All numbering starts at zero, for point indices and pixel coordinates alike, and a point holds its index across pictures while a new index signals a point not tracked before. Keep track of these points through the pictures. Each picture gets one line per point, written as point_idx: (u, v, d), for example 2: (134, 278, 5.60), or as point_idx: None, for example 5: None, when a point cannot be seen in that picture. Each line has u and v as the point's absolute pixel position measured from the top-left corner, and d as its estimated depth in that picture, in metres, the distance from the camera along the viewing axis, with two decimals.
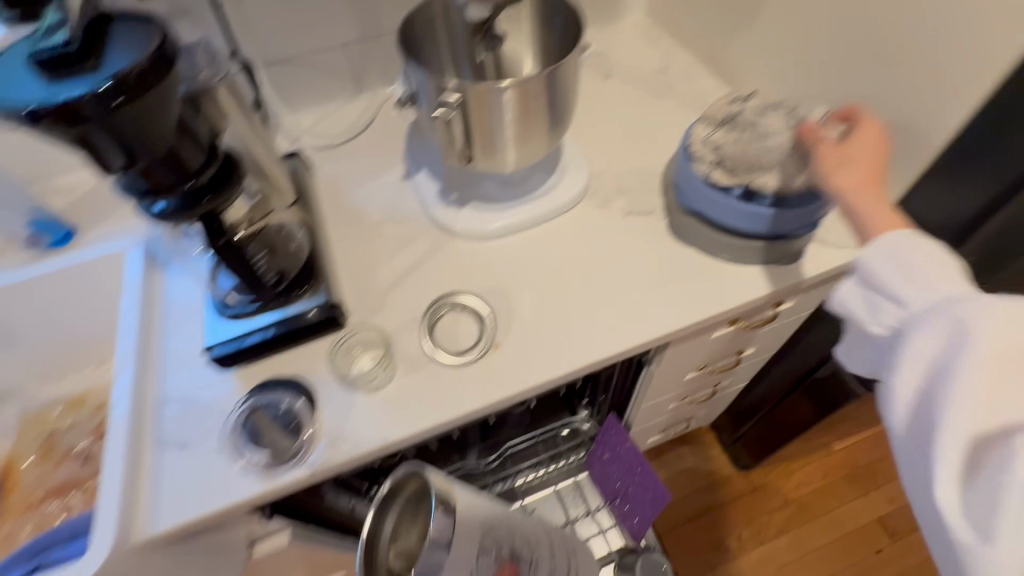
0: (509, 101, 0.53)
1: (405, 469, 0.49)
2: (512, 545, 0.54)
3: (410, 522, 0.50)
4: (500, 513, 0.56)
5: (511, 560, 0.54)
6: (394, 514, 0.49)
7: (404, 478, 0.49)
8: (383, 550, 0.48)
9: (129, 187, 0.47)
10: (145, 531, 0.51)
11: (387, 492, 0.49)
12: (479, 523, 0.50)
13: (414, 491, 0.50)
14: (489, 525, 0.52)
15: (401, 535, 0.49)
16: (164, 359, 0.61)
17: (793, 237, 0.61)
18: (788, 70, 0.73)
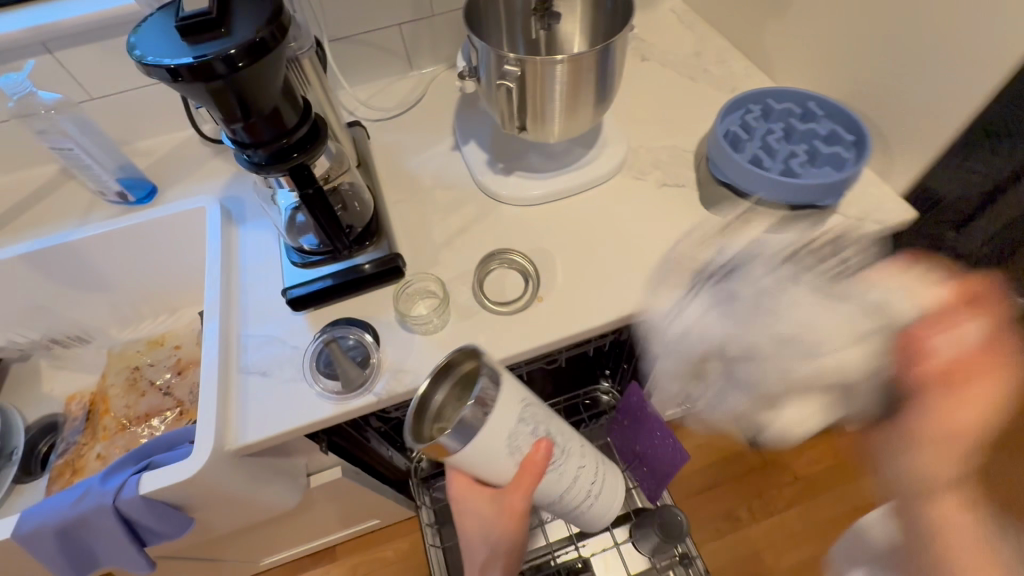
0: (562, 74, 0.58)
1: (460, 348, 0.53)
2: (551, 427, 0.55)
3: (455, 398, 0.55)
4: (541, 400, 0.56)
5: (548, 439, 0.54)
6: (444, 388, 0.54)
7: (460, 356, 0.53)
8: (430, 417, 0.53)
9: (236, 136, 0.53)
10: (237, 442, 0.58)
11: (441, 367, 0.53)
12: (520, 399, 0.52)
13: (467, 371, 0.55)
14: (528, 404, 0.52)
15: (446, 406, 0.54)
16: (244, 301, 0.69)
17: (817, 208, 0.66)
18: (818, 55, 0.77)
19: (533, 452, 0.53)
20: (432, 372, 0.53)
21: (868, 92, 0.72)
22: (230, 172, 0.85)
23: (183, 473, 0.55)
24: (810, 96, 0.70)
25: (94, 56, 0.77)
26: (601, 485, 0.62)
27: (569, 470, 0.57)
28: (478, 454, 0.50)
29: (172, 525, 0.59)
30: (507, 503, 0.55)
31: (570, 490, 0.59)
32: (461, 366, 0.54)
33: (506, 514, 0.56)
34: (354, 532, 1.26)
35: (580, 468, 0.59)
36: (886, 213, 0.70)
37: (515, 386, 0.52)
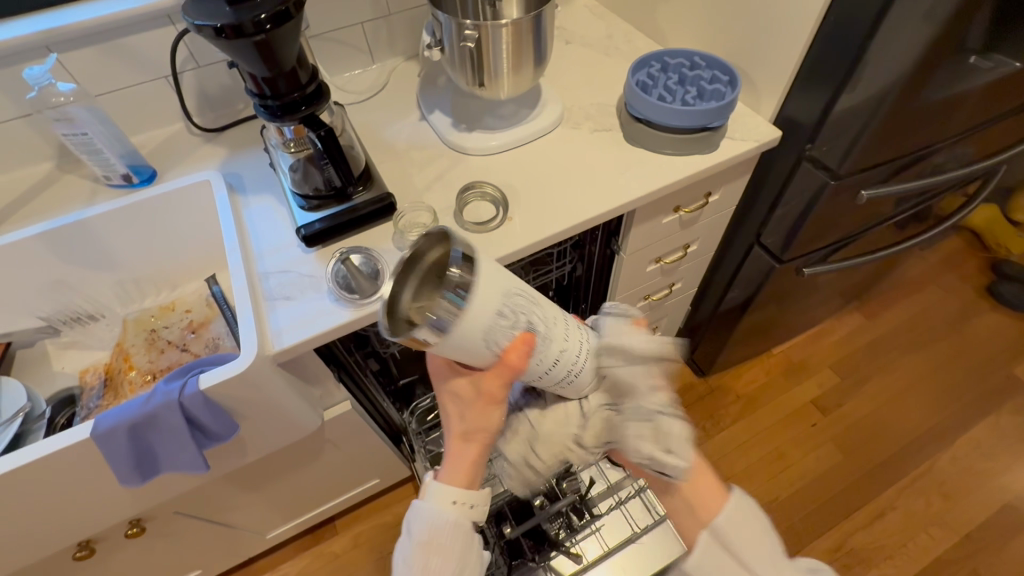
0: (507, 36, 0.76)
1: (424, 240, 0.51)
2: (532, 318, 0.53)
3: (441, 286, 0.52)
4: (529, 289, 0.54)
5: (527, 331, 0.53)
6: (412, 284, 0.51)
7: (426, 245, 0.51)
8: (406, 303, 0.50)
9: (260, 91, 0.68)
10: (273, 347, 0.70)
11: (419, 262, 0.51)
12: (501, 290, 0.50)
13: (436, 260, 0.52)
14: (511, 295, 0.51)
15: (426, 298, 0.51)
16: (257, 247, 0.81)
17: (709, 131, 0.87)
18: (699, 26, 1.01)
19: (512, 345, 0.53)
20: (399, 268, 0.50)
21: (736, 49, 0.96)
22: (224, 154, 0.96)
23: (233, 370, 0.65)
24: (695, 52, 0.91)
25: (94, 56, 0.87)
26: (584, 368, 0.58)
27: (551, 353, 0.55)
28: (466, 338, 0.50)
29: (221, 426, 0.69)
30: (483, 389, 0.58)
31: (554, 368, 0.56)
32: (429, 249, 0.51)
33: (481, 397, 0.59)
34: (354, 500, 1.34)
35: (563, 350, 0.56)
36: (760, 135, 0.93)
37: (495, 276, 0.50)
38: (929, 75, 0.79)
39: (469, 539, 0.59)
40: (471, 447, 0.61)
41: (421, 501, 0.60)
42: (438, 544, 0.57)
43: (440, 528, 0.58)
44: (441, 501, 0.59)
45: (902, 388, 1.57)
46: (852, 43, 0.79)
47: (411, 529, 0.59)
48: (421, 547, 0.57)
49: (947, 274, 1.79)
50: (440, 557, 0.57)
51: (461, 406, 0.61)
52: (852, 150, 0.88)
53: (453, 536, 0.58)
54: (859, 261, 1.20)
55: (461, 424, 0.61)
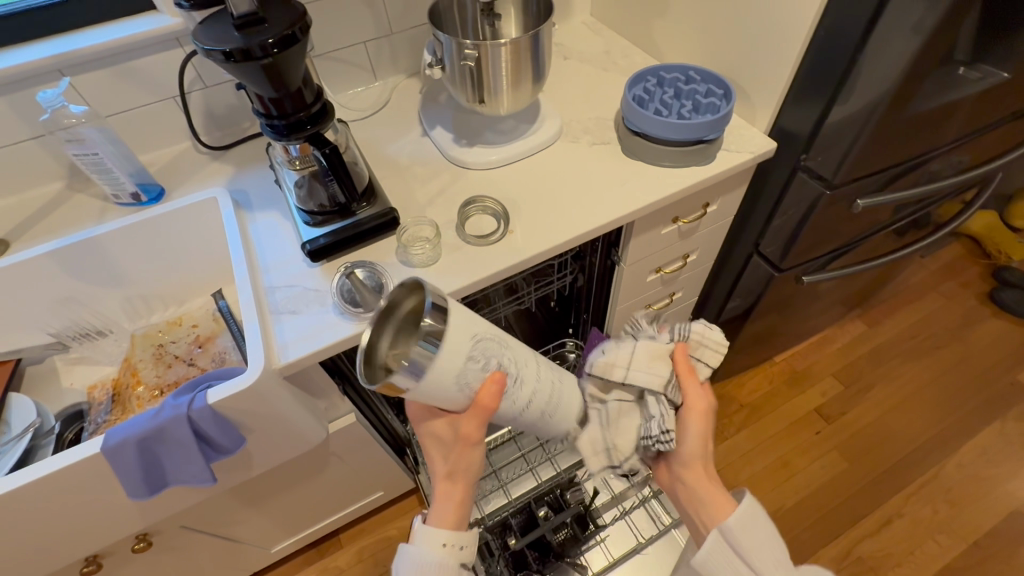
0: (506, 54, 0.78)
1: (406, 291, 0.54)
2: (502, 358, 0.56)
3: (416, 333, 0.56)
4: (499, 332, 0.58)
5: (499, 372, 0.56)
6: (389, 331, 0.55)
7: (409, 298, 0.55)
8: (381, 351, 0.55)
9: (267, 111, 0.70)
10: (279, 361, 0.71)
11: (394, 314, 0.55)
12: (469, 337, 0.53)
13: (411, 308, 0.56)
14: (480, 340, 0.54)
15: (402, 345, 0.55)
16: (263, 262, 0.83)
17: (705, 143, 0.89)
18: (693, 41, 1.03)
19: (485, 388, 0.56)
20: (376, 318, 0.54)
21: (730, 63, 0.98)
22: (230, 171, 0.98)
23: (241, 384, 0.66)
24: (690, 66, 0.94)
25: (106, 78, 0.90)
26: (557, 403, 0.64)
27: (523, 394, 0.59)
28: (439, 380, 0.52)
29: (229, 440, 0.70)
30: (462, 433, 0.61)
31: (525, 408, 0.60)
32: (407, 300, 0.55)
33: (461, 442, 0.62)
34: (358, 514, 1.34)
35: (535, 391, 0.60)
36: (755, 146, 0.95)
37: (463, 322, 0.53)
38: (920, 85, 0.81)
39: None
40: (455, 487, 0.66)
41: (406, 546, 0.65)
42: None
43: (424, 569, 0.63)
44: (425, 547, 0.64)
45: (905, 395, 1.57)
46: (843, 56, 0.81)
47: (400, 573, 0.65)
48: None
49: (947, 280, 1.80)
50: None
51: (445, 447, 0.66)
52: (845, 160, 0.90)
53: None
54: (861, 267, 1.21)
55: (446, 464, 0.66)
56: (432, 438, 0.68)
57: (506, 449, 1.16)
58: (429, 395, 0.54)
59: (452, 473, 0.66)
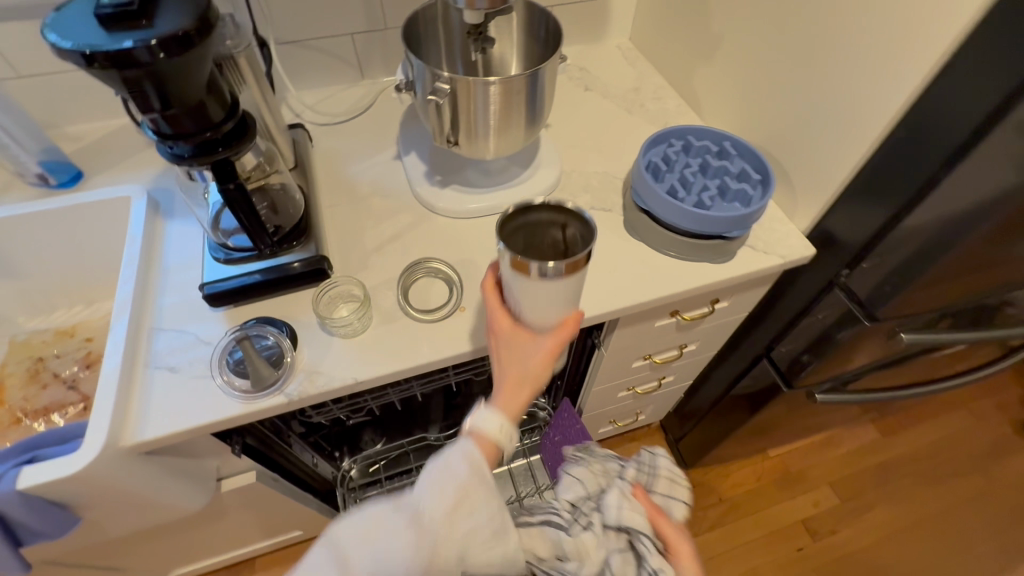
0: (492, 94, 0.62)
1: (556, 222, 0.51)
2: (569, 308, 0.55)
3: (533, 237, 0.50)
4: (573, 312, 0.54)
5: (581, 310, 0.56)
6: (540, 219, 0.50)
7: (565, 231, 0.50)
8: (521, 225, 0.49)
9: (157, 127, 0.53)
10: (133, 438, 0.57)
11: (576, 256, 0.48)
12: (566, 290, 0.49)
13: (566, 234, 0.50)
14: (562, 297, 0.50)
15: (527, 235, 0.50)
16: (160, 293, 0.68)
17: (725, 239, 0.71)
18: (739, 99, 0.84)
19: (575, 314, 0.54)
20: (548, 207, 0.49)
21: (778, 138, 0.79)
22: (162, 163, 0.83)
23: (66, 469, 0.53)
24: (726, 136, 0.75)
25: (24, 35, 0.75)
26: None
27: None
28: (537, 294, 0.49)
29: (51, 524, 0.58)
30: (548, 344, 0.53)
31: None
32: (577, 237, 0.49)
33: (544, 352, 0.53)
34: (274, 548, 1.21)
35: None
36: (789, 248, 0.77)
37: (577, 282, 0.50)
38: (1017, 212, 0.62)
39: (407, 554, 0.42)
40: (526, 390, 0.52)
41: (430, 469, 0.47)
42: (380, 543, 0.42)
43: (437, 506, 0.44)
44: (471, 454, 0.47)
45: (908, 526, 1.38)
46: (924, 167, 0.62)
47: (359, 520, 0.44)
48: (354, 548, 0.43)
49: (982, 398, 1.59)
50: (372, 563, 0.42)
51: (517, 353, 0.54)
52: (899, 288, 0.72)
53: (410, 538, 0.42)
54: (889, 396, 0.99)
55: (518, 367, 0.53)
56: (516, 354, 0.54)
57: None
58: (542, 290, 0.49)
59: (522, 379, 0.52)
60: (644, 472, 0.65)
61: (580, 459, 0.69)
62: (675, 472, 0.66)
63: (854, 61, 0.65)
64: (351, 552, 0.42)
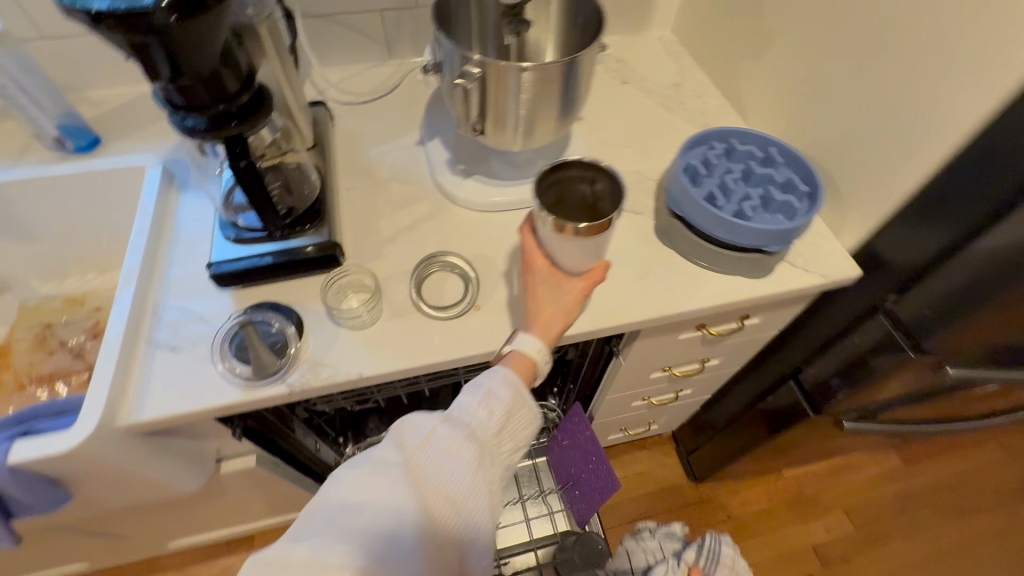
0: (524, 82, 0.57)
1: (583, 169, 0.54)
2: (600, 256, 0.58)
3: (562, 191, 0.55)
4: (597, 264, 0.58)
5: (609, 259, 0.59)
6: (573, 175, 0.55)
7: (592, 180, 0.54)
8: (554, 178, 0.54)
9: (170, 98, 0.50)
10: (128, 418, 0.55)
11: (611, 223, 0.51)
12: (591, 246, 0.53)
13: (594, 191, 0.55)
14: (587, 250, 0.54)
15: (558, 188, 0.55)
16: (167, 267, 0.66)
17: (764, 253, 0.66)
18: (789, 101, 0.78)
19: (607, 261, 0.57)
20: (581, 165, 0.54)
21: (829, 147, 0.73)
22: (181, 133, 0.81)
23: (59, 445, 0.52)
24: (773, 142, 0.70)
25: None
26: None
27: None
28: (566, 246, 0.53)
29: (43, 498, 0.57)
30: (580, 285, 0.56)
31: None
32: (605, 193, 0.54)
33: (576, 293, 0.56)
34: (274, 526, 1.21)
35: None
36: (831, 268, 0.71)
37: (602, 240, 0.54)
38: None
39: (468, 460, 0.46)
40: (558, 324, 0.55)
41: (470, 391, 0.51)
42: (440, 452, 0.46)
43: (486, 420, 0.49)
44: (511, 376, 0.52)
45: (925, 562, 1.32)
46: (996, 192, 0.56)
47: (414, 432, 0.47)
48: (415, 457, 0.46)
49: None
50: (434, 471, 0.45)
51: (551, 291, 0.56)
52: (950, 321, 0.65)
53: (469, 445, 0.47)
54: None
55: (551, 304, 0.56)
56: (552, 290, 0.56)
57: None
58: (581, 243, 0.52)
59: (555, 316, 0.55)
60: (703, 556, 0.86)
61: (642, 534, 0.96)
62: (735, 561, 0.86)
63: (926, 68, 0.59)
64: (413, 462, 0.45)
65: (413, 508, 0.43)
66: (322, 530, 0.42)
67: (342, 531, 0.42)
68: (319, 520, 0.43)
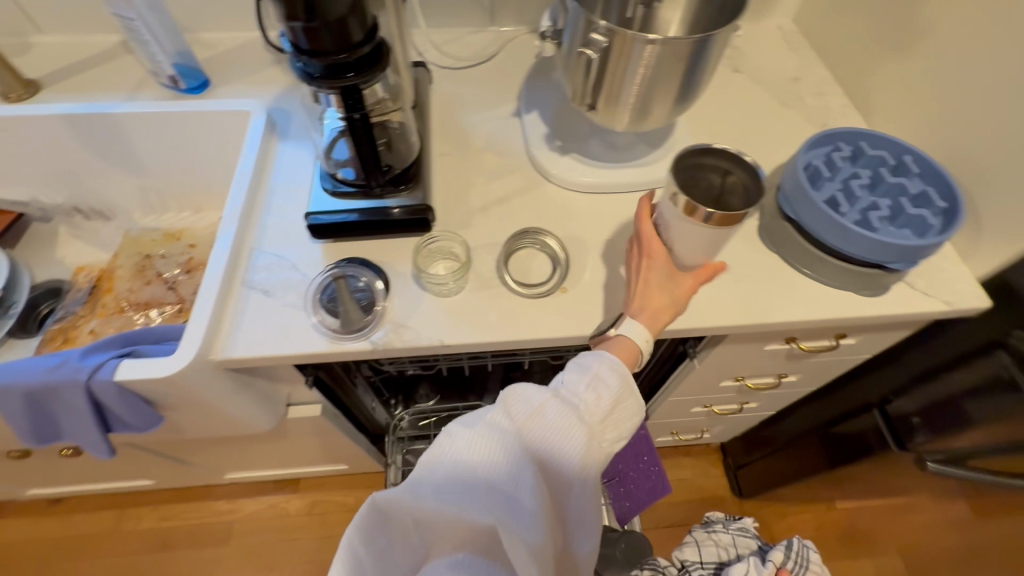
0: (649, 57, 0.54)
1: (755, 167, 0.50)
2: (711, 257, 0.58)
3: (697, 176, 0.53)
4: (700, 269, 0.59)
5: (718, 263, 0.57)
6: (714, 164, 0.52)
7: (751, 182, 0.51)
8: (694, 158, 0.52)
9: (296, 40, 0.50)
10: (221, 353, 0.57)
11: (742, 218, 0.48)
12: (711, 243, 0.52)
13: (730, 184, 0.52)
14: (701, 248, 0.53)
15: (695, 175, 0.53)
16: (265, 211, 0.67)
17: (882, 268, 0.60)
18: (927, 107, 0.71)
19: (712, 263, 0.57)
20: (727, 152, 0.51)
21: (970, 162, 0.66)
22: (284, 83, 0.82)
23: (163, 370, 0.54)
24: (908, 149, 0.64)
25: None
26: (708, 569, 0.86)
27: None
28: (686, 235, 0.52)
29: (140, 419, 0.60)
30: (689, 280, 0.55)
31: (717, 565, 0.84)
32: (738, 187, 0.52)
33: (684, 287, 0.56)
34: (321, 475, 1.26)
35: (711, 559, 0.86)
36: (953, 297, 0.65)
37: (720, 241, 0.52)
38: None
39: (577, 442, 0.45)
40: (663, 315, 0.55)
41: (578, 372, 0.50)
42: (552, 428, 0.45)
43: (594, 405, 0.48)
44: (618, 364, 0.50)
45: None
46: None
47: (524, 404, 0.46)
48: (525, 428, 0.45)
49: None
50: (543, 446, 0.45)
51: (661, 282, 0.56)
52: None
53: (579, 425, 0.46)
54: None
55: (660, 293, 0.55)
56: (663, 279, 0.56)
57: None
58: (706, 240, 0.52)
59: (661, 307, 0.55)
60: (796, 563, 0.69)
61: (712, 525, 0.79)
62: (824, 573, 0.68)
63: None
64: (522, 434, 0.45)
65: (533, 479, 0.43)
66: (437, 485, 0.42)
67: (453, 488, 0.42)
68: (431, 475, 0.43)
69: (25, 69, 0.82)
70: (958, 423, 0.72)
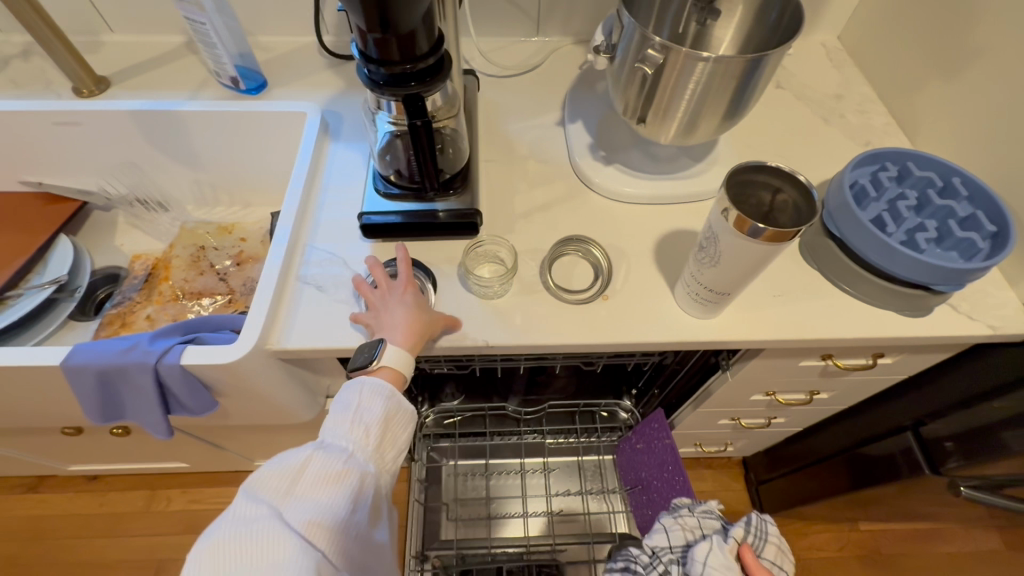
0: (702, 73, 0.55)
1: (808, 187, 0.51)
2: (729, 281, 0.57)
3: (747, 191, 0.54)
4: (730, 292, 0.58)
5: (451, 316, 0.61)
6: (766, 182, 0.53)
7: (802, 202, 0.52)
8: (746, 174, 0.53)
9: (365, 48, 0.53)
10: (277, 343, 0.60)
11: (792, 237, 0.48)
12: (748, 260, 0.53)
13: (779, 201, 0.53)
14: (739, 265, 0.54)
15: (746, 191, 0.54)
16: (318, 209, 0.70)
17: (923, 288, 0.61)
18: (976, 130, 0.70)
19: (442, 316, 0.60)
20: (781, 172, 0.52)
21: (1021, 188, 0.65)
22: (338, 87, 0.85)
23: (224, 357, 0.57)
24: (956, 171, 0.64)
25: None
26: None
27: None
28: (733, 249, 0.52)
29: (198, 403, 0.63)
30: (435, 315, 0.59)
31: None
32: (789, 206, 0.53)
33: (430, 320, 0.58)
34: None
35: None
36: (1000, 322, 0.64)
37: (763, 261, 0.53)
38: None
39: (344, 488, 0.46)
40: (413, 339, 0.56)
41: (334, 423, 0.51)
42: (321, 483, 0.45)
43: (357, 447, 0.50)
44: (380, 391, 0.53)
45: None
46: None
47: (277, 474, 0.45)
48: (289, 496, 0.44)
49: None
50: (308, 504, 0.44)
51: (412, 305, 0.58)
52: None
53: (347, 468, 0.47)
54: None
55: (409, 315, 0.57)
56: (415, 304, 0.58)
57: (510, 482, 1.09)
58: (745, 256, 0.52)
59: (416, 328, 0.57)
60: (751, 533, 0.65)
61: (678, 510, 0.71)
62: (782, 543, 0.66)
63: None
64: (281, 499, 0.44)
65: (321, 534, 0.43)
66: None
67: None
68: None
69: (96, 66, 0.87)
70: (992, 453, 0.71)
